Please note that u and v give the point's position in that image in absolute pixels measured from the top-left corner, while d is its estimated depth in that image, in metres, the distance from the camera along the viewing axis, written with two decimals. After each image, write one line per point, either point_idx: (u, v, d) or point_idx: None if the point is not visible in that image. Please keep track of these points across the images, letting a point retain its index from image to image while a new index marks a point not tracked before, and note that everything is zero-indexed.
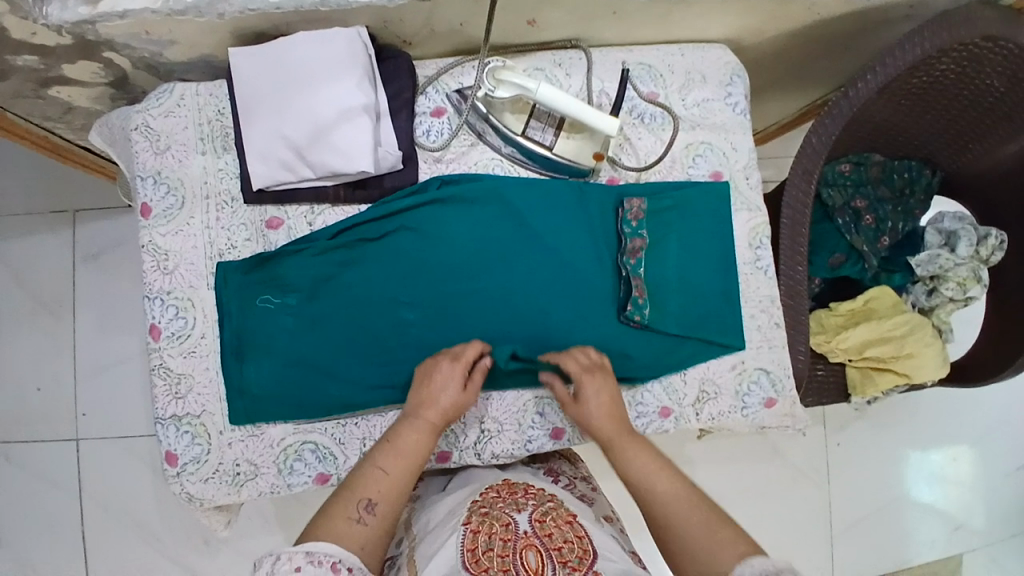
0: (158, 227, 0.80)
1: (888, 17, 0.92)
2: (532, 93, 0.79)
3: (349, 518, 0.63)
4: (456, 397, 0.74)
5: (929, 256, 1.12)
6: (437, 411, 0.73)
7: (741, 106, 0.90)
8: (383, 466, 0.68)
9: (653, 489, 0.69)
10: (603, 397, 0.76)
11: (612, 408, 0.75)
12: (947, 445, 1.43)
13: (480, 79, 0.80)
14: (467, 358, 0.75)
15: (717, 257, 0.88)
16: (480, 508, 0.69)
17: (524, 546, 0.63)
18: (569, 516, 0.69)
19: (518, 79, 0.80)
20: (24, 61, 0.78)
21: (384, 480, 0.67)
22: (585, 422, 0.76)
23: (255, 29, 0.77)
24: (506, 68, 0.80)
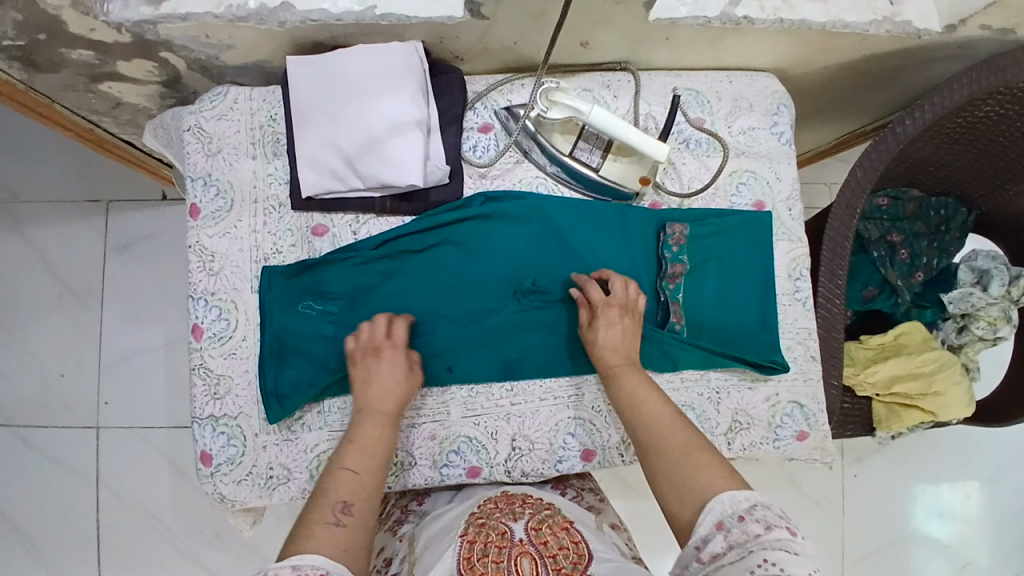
0: (206, 228, 0.81)
1: (939, 56, 0.92)
2: (584, 115, 0.80)
3: (328, 522, 0.60)
4: (404, 379, 0.75)
5: (961, 294, 1.11)
6: (388, 399, 0.74)
7: (787, 135, 0.90)
8: (352, 467, 0.67)
9: (644, 411, 0.71)
10: (615, 329, 0.77)
11: (624, 339, 0.77)
12: (967, 484, 1.41)
13: (533, 98, 0.81)
14: (401, 339, 0.77)
15: (757, 286, 0.88)
16: (478, 519, 0.70)
17: (519, 553, 0.63)
18: (565, 522, 0.69)
19: (570, 101, 0.80)
20: (80, 55, 0.79)
21: (354, 480, 0.65)
22: (594, 348, 0.78)
23: (312, 39, 0.77)
24: (559, 90, 0.81)
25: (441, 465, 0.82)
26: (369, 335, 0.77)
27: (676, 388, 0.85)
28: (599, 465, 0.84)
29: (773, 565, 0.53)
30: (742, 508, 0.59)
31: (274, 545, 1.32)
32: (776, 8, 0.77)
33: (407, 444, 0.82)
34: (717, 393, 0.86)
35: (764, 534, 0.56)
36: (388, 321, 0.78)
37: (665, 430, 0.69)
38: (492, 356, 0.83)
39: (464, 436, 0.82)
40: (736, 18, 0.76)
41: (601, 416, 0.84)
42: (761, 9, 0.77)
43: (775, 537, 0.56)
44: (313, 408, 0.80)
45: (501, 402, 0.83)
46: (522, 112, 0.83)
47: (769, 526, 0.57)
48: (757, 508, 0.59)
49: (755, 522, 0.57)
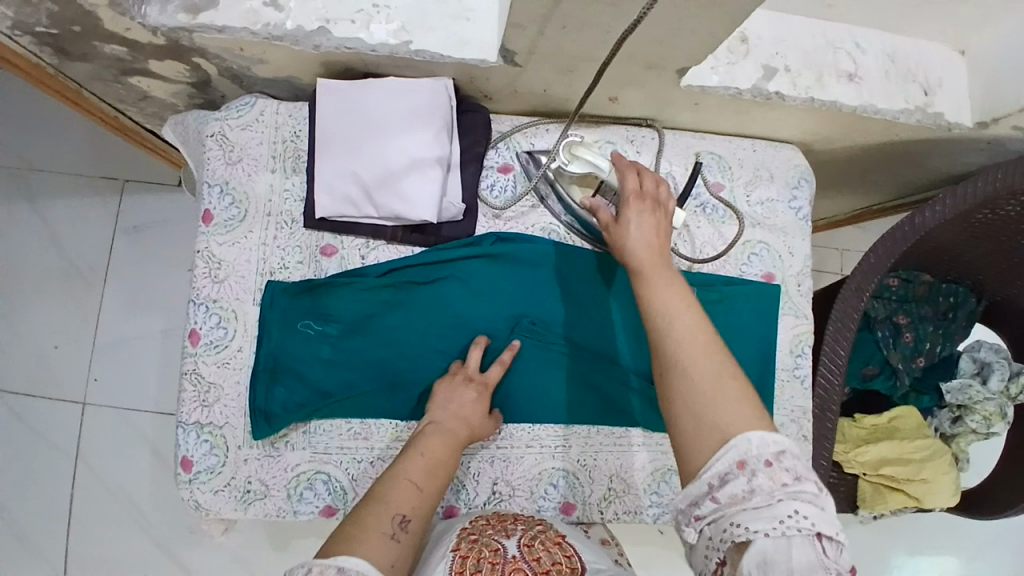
0: (216, 236, 0.81)
1: (966, 149, 0.91)
2: (602, 171, 0.81)
3: (383, 532, 0.59)
4: (482, 420, 0.76)
5: (960, 385, 1.10)
6: (464, 423, 0.74)
7: (804, 210, 0.90)
8: (415, 481, 0.66)
9: (671, 322, 0.60)
10: (646, 223, 0.69)
11: (654, 233, 0.68)
12: (944, 568, 1.39)
13: (556, 149, 0.83)
14: (494, 381, 0.78)
15: (757, 357, 0.87)
16: (469, 535, 0.68)
17: (512, 569, 0.62)
18: (558, 538, 0.69)
19: (591, 157, 0.82)
20: (114, 50, 0.80)
21: (416, 496, 0.64)
22: (620, 242, 0.69)
23: (344, 63, 0.78)
24: (582, 145, 0.83)
25: None
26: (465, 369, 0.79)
27: (665, 450, 0.85)
28: (578, 520, 0.83)
29: (805, 519, 0.51)
30: (770, 452, 0.53)
31: (246, 545, 1.31)
32: (807, 87, 0.78)
33: None
34: None
35: (791, 484, 0.53)
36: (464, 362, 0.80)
37: (695, 347, 0.58)
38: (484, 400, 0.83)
39: None
40: (766, 93, 0.77)
41: (585, 470, 0.83)
42: (792, 86, 0.78)
43: (801, 488, 0.53)
44: (300, 427, 0.80)
45: (488, 443, 0.82)
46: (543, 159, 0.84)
47: (799, 476, 0.53)
48: (786, 454, 0.54)
49: (783, 471, 0.53)
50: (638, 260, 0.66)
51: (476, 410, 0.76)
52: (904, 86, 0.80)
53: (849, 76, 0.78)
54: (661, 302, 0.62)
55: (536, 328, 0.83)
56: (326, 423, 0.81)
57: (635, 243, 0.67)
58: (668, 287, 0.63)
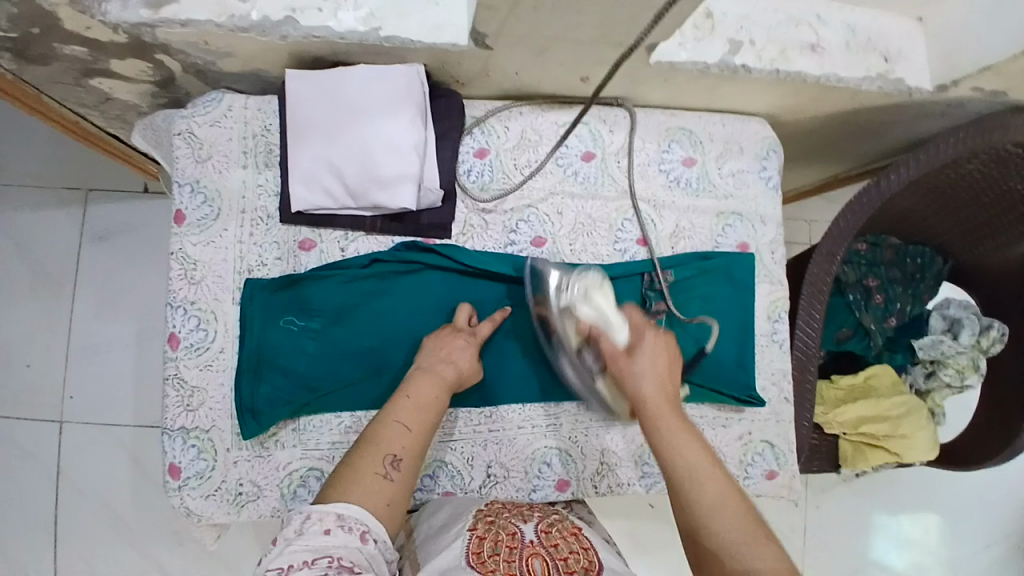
0: (190, 236, 0.79)
1: (928, 114, 0.95)
2: (613, 332, 0.73)
3: (376, 473, 0.62)
4: (471, 366, 0.77)
5: (932, 342, 1.15)
6: (452, 369, 0.75)
7: (774, 181, 0.92)
8: (404, 422, 0.68)
9: (692, 476, 0.63)
10: (658, 361, 0.71)
11: (664, 372, 0.71)
12: (922, 520, 1.45)
13: (571, 284, 0.76)
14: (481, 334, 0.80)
15: (735, 325, 0.88)
16: (486, 516, 0.71)
17: (530, 554, 0.65)
18: (572, 528, 0.72)
19: (607, 309, 0.74)
20: (73, 50, 0.77)
21: (406, 436, 0.67)
22: (632, 379, 0.70)
23: (312, 54, 0.77)
24: (602, 291, 0.75)
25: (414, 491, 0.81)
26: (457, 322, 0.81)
27: None
28: (573, 496, 0.85)
29: None
30: None
31: (237, 551, 1.30)
32: (772, 60, 0.80)
33: None
34: None
35: None
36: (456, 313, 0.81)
37: (717, 502, 0.61)
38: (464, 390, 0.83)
39: (440, 461, 0.82)
40: (733, 67, 0.79)
41: (577, 447, 0.85)
42: (758, 59, 0.79)
43: None
44: (289, 424, 0.80)
45: (479, 428, 0.83)
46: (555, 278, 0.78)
47: None
48: None
49: None
50: (652, 404, 0.68)
51: (468, 358, 0.77)
52: (866, 55, 0.83)
53: (812, 47, 0.81)
54: (679, 456, 0.64)
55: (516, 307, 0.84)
56: (314, 418, 0.80)
57: (647, 381, 0.70)
58: (688, 436, 0.66)
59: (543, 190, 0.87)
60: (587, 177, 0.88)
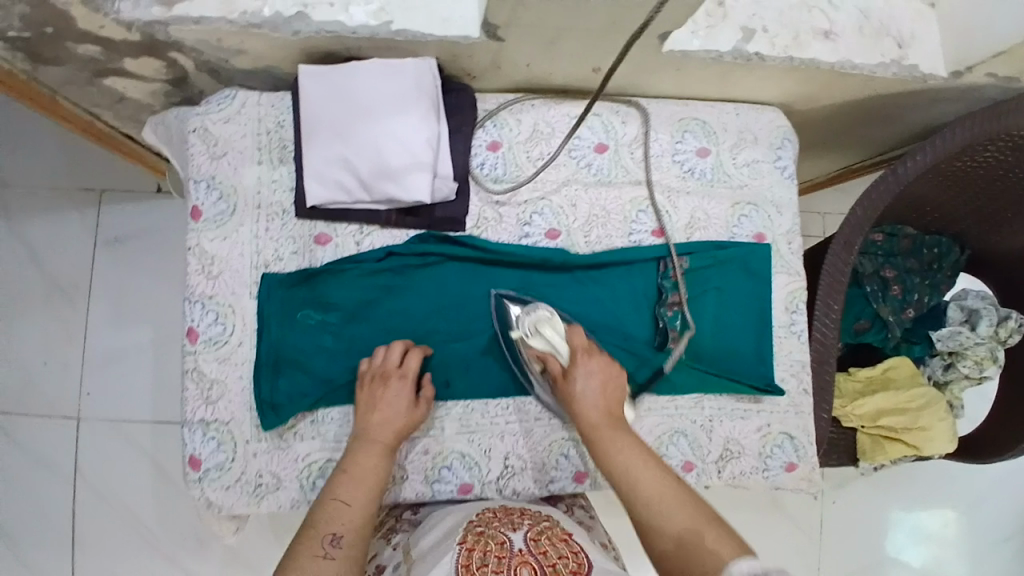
0: (207, 232, 0.80)
1: (941, 98, 0.93)
2: (559, 357, 0.80)
3: (317, 555, 0.63)
4: (406, 412, 0.76)
5: (950, 332, 1.14)
6: (390, 430, 0.75)
7: (789, 170, 0.91)
8: (343, 498, 0.69)
9: (637, 481, 0.68)
10: (594, 381, 0.77)
11: (602, 390, 0.76)
12: (945, 514, 1.43)
13: (521, 319, 0.81)
14: (412, 371, 0.77)
15: (752, 314, 0.87)
16: (476, 527, 0.69)
17: (519, 562, 0.63)
18: (564, 534, 0.69)
19: (555, 337, 0.80)
20: (87, 51, 0.78)
21: (345, 511, 0.67)
22: (575, 398, 0.76)
23: (324, 49, 0.77)
24: (549, 321, 0.81)
25: (433, 480, 0.81)
26: (381, 365, 0.78)
27: (671, 415, 0.85)
28: (591, 487, 0.85)
29: None
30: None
31: (253, 548, 1.30)
32: (786, 47, 0.80)
33: (401, 458, 0.81)
34: (710, 421, 0.86)
35: None
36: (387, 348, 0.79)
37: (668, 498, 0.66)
38: (476, 386, 0.83)
39: (457, 452, 0.82)
40: (747, 55, 0.79)
41: None
42: (771, 47, 0.79)
43: None
44: (307, 418, 0.80)
45: (496, 419, 0.83)
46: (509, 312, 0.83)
47: None
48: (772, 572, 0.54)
49: None
50: (595, 421, 0.74)
51: (409, 404, 0.77)
52: (876, 43, 0.82)
53: (825, 34, 0.80)
54: (622, 461, 0.70)
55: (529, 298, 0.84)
56: (331, 412, 0.80)
57: (590, 401, 0.75)
58: (629, 443, 0.72)
59: (557, 181, 0.86)
60: (600, 169, 0.87)
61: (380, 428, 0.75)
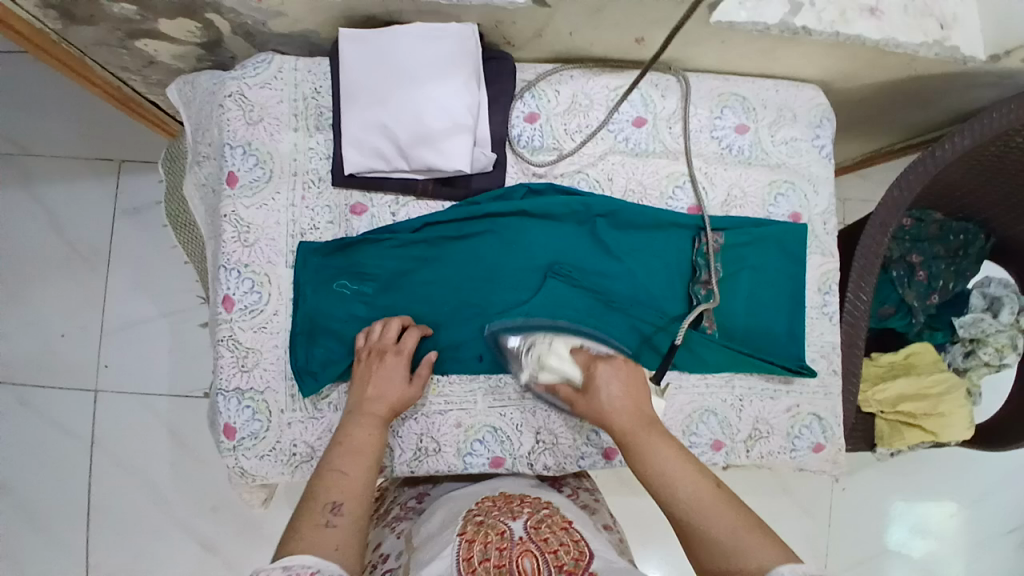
0: (242, 199, 0.79)
1: (979, 83, 0.91)
2: (575, 380, 0.77)
3: (319, 523, 0.61)
4: (401, 388, 0.75)
5: (972, 319, 1.14)
6: (385, 404, 0.74)
7: (827, 149, 0.91)
8: (341, 468, 0.67)
9: (675, 489, 0.64)
10: (616, 386, 0.73)
11: (628, 395, 0.72)
12: (956, 502, 1.44)
13: (523, 363, 0.79)
14: (408, 349, 0.76)
15: (786, 295, 0.87)
16: (476, 517, 0.67)
17: (521, 552, 0.60)
18: (563, 522, 0.66)
19: (560, 363, 0.78)
20: (122, 9, 0.76)
21: (344, 481, 0.66)
22: (602, 408, 0.72)
23: (365, 13, 0.76)
24: (548, 352, 0.79)
25: (465, 453, 0.81)
26: (377, 341, 0.77)
27: (701, 392, 0.85)
28: (620, 463, 0.85)
29: None
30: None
31: (271, 519, 1.31)
32: (832, 22, 0.78)
33: (433, 429, 0.81)
34: (740, 400, 0.86)
35: None
36: (387, 321, 0.78)
37: (708, 505, 0.63)
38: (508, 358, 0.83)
39: (490, 425, 0.82)
40: (793, 29, 0.77)
41: None
42: (818, 21, 0.78)
43: None
44: (341, 386, 0.80)
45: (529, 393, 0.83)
46: (511, 358, 0.81)
47: None
48: None
49: None
50: (624, 430, 0.70)
51: (404, 381, 0.75)
52: (921, 22, 0.81)
53: (872, 10, 0.79)
54: (658, 469, 0.66)
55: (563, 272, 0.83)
56: None
57: (617, 409, 0.71)
58: (665, 449, 0.68)
59: (595, 155, 0.86)
60: (638, 143, 0.86)
61: (376, 402, 0.73)
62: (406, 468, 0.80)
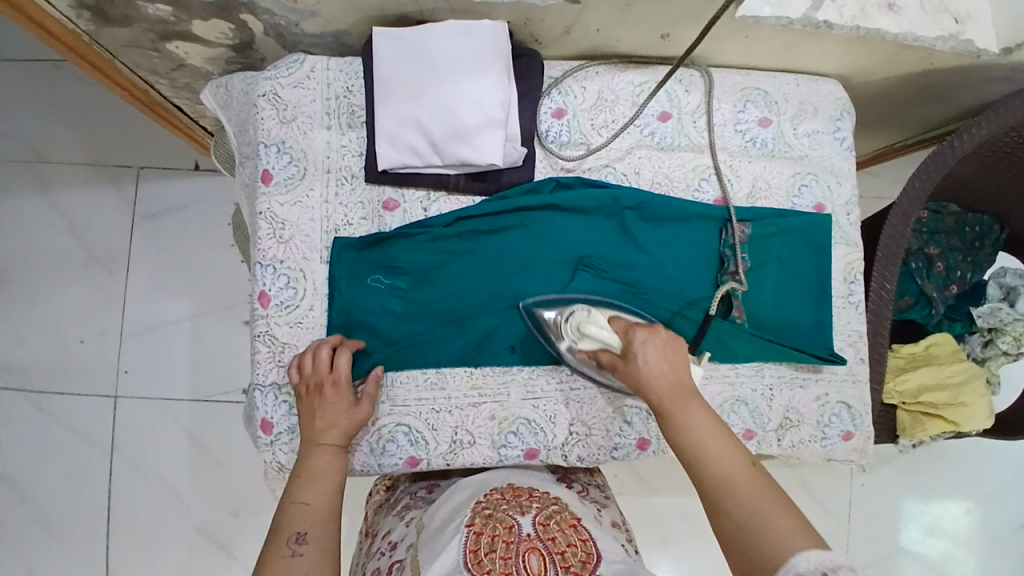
0: (277, 196, 0.80)
1: (993, 76, 0.93)
2: (612, 348, 0.74)
3: (284, 555, 0.61)
4: (348, 412, 0.74)
5: (990, 309, 1.15)
6: (335, 431, 0.73)
7: (848, 141, 0.92)
8: (302, 498, 0.67)
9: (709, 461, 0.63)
10: (654, 352, 0.71)
11: (668, 363, 0.71)
12: (976, 496, 1.44)
13: (561, 330, 0.77)
14: (346, 374, 0.75)
15: (812, 286, 0.88)
16: (483, 510, 0.65)
17: (528, 549, 0.59)
18: (573, 519, 0.64)
19: (598, 330, 0.74)
20: (157, 11, 0.78)
21: (306, 510, 0.66)
22: (640, 376, 0.70)
23: (397, 12, 0.77)
24: (588, 318, 0.75)
25: (500, 445, 0.81)
26: (312, 373, 0.75)
27: (730, 382, 0.86)
28: (654, 453, 0.86)
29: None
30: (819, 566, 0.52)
31: None
32: (853, 16, 0.80)
33: (468, 422, 0.81)
34: (770, 389, 0.87)
35: None
36: (319, 352, 0.76)
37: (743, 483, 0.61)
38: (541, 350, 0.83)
39: (524, 418, 0.82)
40: (816, 23, 0.79)
41: None
42: (840, 15, 0.80)
43: None
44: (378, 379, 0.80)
45: (563, 384, 0.83)
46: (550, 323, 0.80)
47: None
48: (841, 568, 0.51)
49: None
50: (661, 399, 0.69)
51: (348, 406, 0.75)
52: (937, 16, 0.83)
53: (890, 5, 0.81)
54: (693, 441, 0.65)
55: (594, 264, 0.83)
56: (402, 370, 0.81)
57: (655, 378, 0.70)
58: (705, 422, 0.66)
59: (621, 150, 0.87)
60: (663, 137, 0.88)
61: (325, 431, 0.73)
62: (441, 460, 0.81)
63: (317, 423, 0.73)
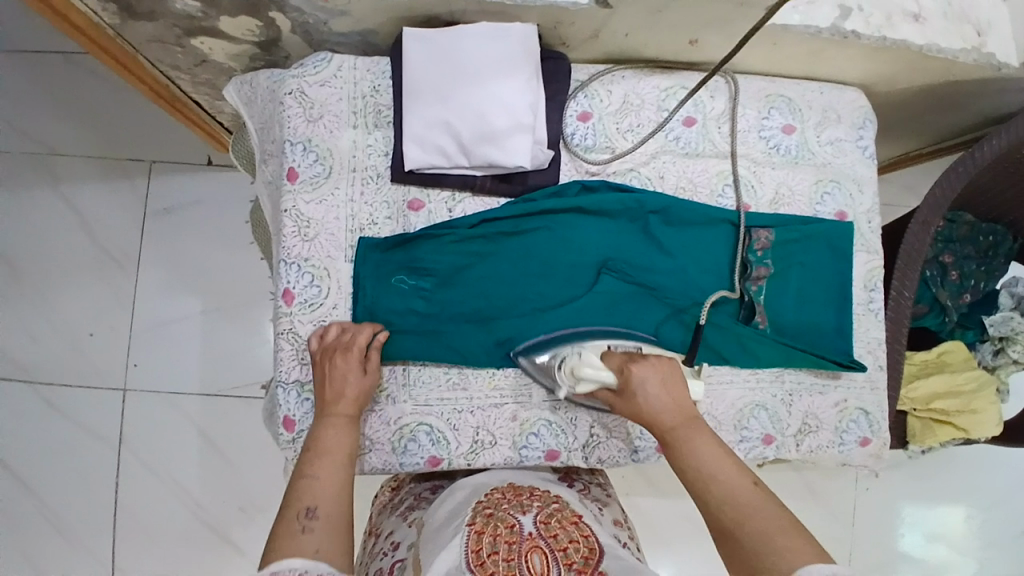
0: (303, 194, 0.80)
1: (1012, 88, 0.94)
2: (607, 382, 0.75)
3: (294, 529, 0.59)
4: (359, 382, 0.75)
5: (1002, 318, 1.16)
6: (345, 401, 0.74)
7: (870, 149, 0.92)
8: (313, 473, 0.66)
9: (711, 482, 0.65)
10: (653, 384, 0.74)
11: (667, 393, 0.74)
12: (981, 503, 1.45)
13: (556, 380, 0.78)
14: (358, 344, 0.75)
15: (832, 292, 0.89)
16: (485, 509, 0.65)
17: (529, 548, 0.59)
18: (574, 516, 0.65)
19: (590, 371, 0.75)
20: (185, 6, 0.77)
21: (315, 484, 0.65)
22: (641, 406, 0.73)
23: (427, 13, 0.77)
24: (578, 362, 0.76)
25: (520, 447, 0.82)
26: (331, 340, 0.77)
27: (750, 387, 0.86)
28: None
29: None
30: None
31: None
32: (879, 26, 0.80)
33: (489, 423, 0.81)
34: (790, 394, 0.87)
35: None
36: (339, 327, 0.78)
37: (747, 503, 0.62)
38: None
39: (545, 420, 0.82)
40: (844, 32, 0.79)
41: None
42: (866, 24, 0.80)
43: None
44: (400, 380, 0.81)
45: None
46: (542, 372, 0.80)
47: None
48: None
49: None
50: (665, 427, 0.72)
51: (360, 374, 0.75)
52: (961, 27, 0.83)
53: (916, 16, 0.82)
54: (695, 464, 0.67)
55: (619, 268, 0.83)
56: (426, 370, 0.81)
57: (656, 408, 0.73)
58: (706, 446, 0.69)
59: (647, 154, 0.87)
60: (688, 142, 0.88)
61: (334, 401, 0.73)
62: (462, 461, 0.80)
63: (329, 390, 0.74)
